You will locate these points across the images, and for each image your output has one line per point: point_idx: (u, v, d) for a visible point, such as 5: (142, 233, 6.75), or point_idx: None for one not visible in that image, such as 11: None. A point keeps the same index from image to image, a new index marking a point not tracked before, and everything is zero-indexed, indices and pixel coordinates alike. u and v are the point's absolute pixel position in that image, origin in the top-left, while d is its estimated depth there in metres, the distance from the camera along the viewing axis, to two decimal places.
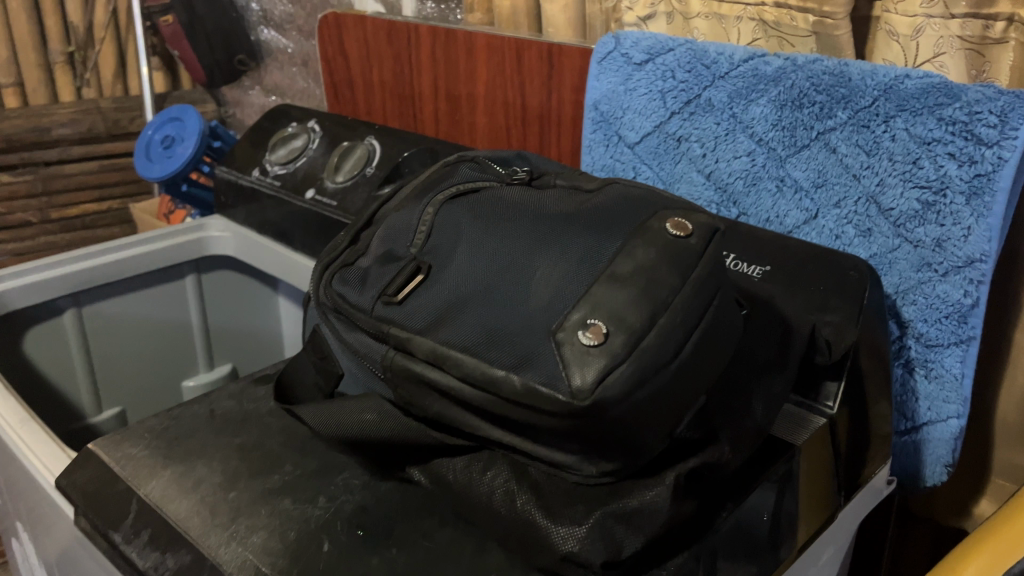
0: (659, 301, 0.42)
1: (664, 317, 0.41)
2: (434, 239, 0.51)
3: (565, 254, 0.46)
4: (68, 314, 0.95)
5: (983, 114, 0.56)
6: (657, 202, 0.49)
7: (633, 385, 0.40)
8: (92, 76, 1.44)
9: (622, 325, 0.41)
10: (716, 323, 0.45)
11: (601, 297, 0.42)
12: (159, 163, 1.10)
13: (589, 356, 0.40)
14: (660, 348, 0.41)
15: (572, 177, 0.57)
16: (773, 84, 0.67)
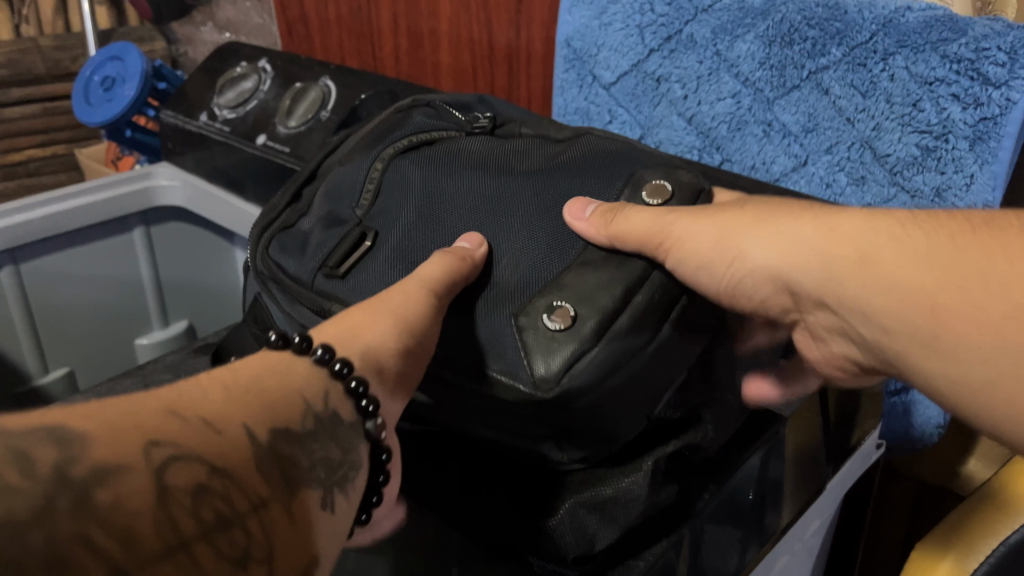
0: (635, 273, 0.40)
1: (643, 295, 0.39)
2: (382, 200, 0.46)
3: (533, 232, 0.42)
4: (3, 271, 0.88)
5: (991, 51, 0.50)
6: (629, 163, 0.45)
7: (607, 368, 0.37)
8: (31, 12, 1.37)
9: (592, 306, 0.38)
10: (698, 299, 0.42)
11: (571, 282, 0.40)
12: (99, 108, 1.02)
13: (557, 341, 0.37)
14: (636, 331, 0.38)
15: (538, 124, 0.52)
16: (761, 18, 0.61)
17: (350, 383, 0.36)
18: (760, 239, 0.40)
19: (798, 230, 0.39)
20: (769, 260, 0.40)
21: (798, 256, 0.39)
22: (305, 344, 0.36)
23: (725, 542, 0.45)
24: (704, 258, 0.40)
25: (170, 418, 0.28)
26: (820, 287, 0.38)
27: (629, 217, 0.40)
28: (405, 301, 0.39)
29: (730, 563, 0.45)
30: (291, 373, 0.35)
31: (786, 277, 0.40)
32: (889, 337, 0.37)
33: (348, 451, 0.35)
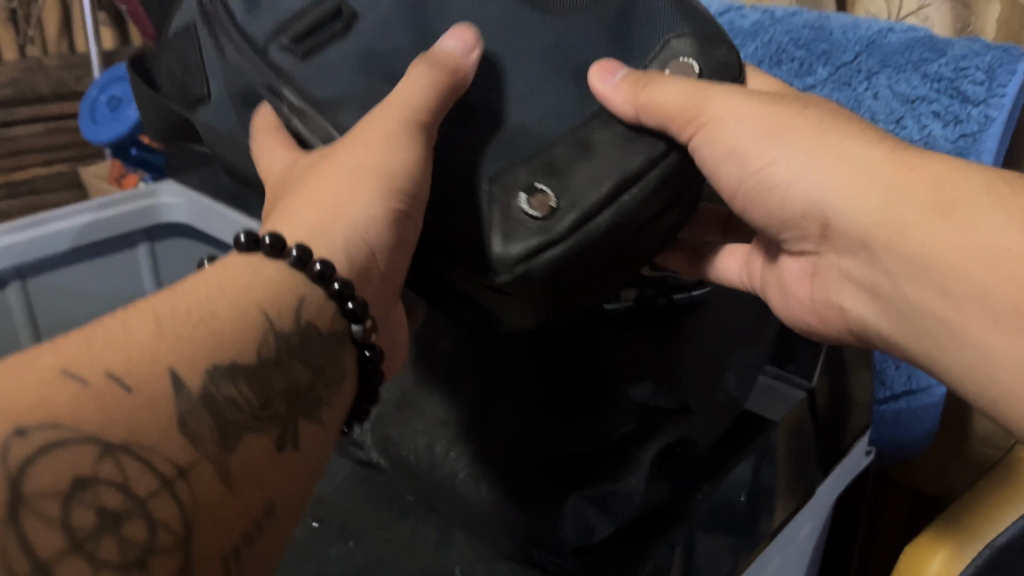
0: (628, 168, 0.38)
1: (629, 198, 0.37)
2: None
3: (531, 51, 0.42)
4: (12, 287, 0.89)
5: (970, 70, 0.53)
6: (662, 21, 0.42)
7: (563, 265, 0.37)
8: (36, 33, 1.37)
9: (575, 201, 0.37)
10: (676, 198, 0.40)
11: (557, 159, 0.39)
12: (105, 126, 1.04)
13: (523, 227, 0.37)
14: (611, 235, 0.38)
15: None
16: (750, 39, 0.63)
17: (331, 285, 0.34)
18: (809, 156, 0.37)
19: (853, 156, 0.36)
20: (817, 178, 0.37)
21: (857, 185, 0.35)
22: (277, 248, 0.34)
23: (718, 550, 0.46)
24: (731, 138, 0.39)
25: (61, 381, 0.26)
26: (873, 222, 0.35)
27: (661, 90, 0.38)
28: (386, 121, 0.38)
29: (725, 566, 0.46)
30: (262, 283, 0.33)
31: (833, 214, 0.37)
32: (941, 299, 0.33)
33: (330, 365, 0.34)
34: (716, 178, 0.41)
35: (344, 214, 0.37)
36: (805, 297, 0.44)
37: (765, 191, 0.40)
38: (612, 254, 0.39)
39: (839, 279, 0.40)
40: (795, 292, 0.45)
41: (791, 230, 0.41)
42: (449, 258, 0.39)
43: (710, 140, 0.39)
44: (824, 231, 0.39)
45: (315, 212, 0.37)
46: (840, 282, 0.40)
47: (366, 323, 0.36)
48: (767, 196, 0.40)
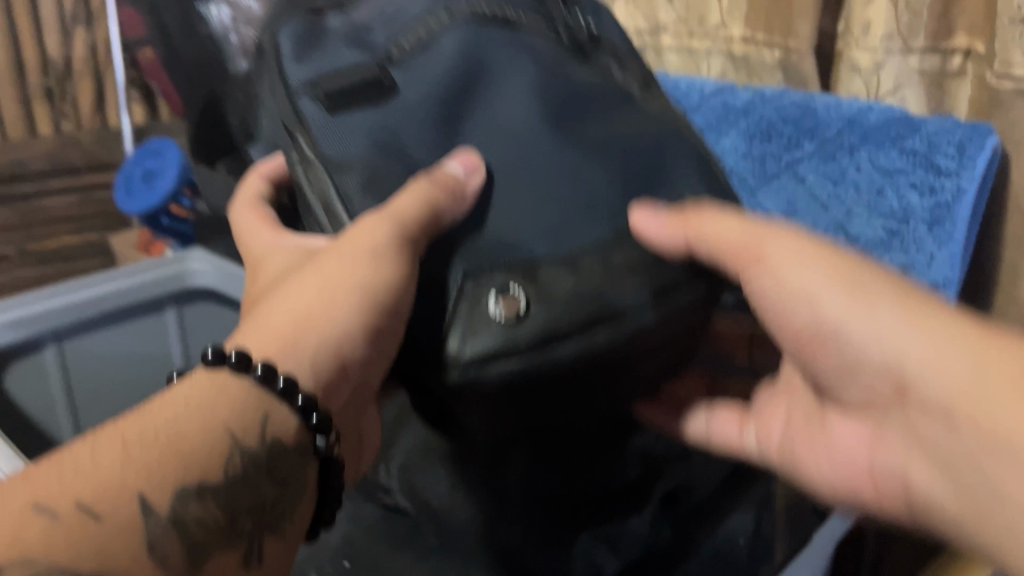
0: (610, 306, 0.41)
1: (604, 338, 0.40)
2: (415, 73, 0.48)
3: (544, 166, 0.46)
4: (49, 350, 0.92)
5: (942, 145, 0.58)
6: (661, 172, 0.49)
7: (528, 380, 0.40)
8: (71, 111, 1.49)
9: (544, 317, 0.40)
10: (676, 338, 0.44)
11: (548, 279, 0.42)
12: (138, 198, 1.10)
13: (488, 326, 0.40)
14: (568, 361, 0.40)
15: (614, 57, 0.57)
16: (742, 116, 0.68)
17: (296, 400, 0.39)
18: (900, 318, 0.39)
19: (926, 325, 0.39)
20: (882, 334, 0.40)
21: (939, 356, 0.38)
22: (244, 365, 0.38)
23: None
24: (784, 276, 0.43)
25: (34, 515, 0.30)
26: (955, 389, 0.37)
27: (713, 229, 0.44)
28: (377, 232, 0.41)
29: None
30: (230, 402, 0.37)
31: (911, 375, 0.39)
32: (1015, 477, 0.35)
33: (292, 476, 0.39)
34: (783, 321, 0.45)
35: (321, 320, 0.42)
36: (866, 456, 0.45)
37: (832, 345, 0.43)
38: (584, 381, 0.41)
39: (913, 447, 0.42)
40: (849, 447, 0.46)
41: (859, 383, 0.43)
42: (414, 367, 0.42)
43: (777, 276, 0.44)
44: (899, 391, 0.41)
45: (292, 316, 0.41)
46: (908, 448, 0.42)
47: (330, 436, 0.41)
48: (843, 356, 0.43)
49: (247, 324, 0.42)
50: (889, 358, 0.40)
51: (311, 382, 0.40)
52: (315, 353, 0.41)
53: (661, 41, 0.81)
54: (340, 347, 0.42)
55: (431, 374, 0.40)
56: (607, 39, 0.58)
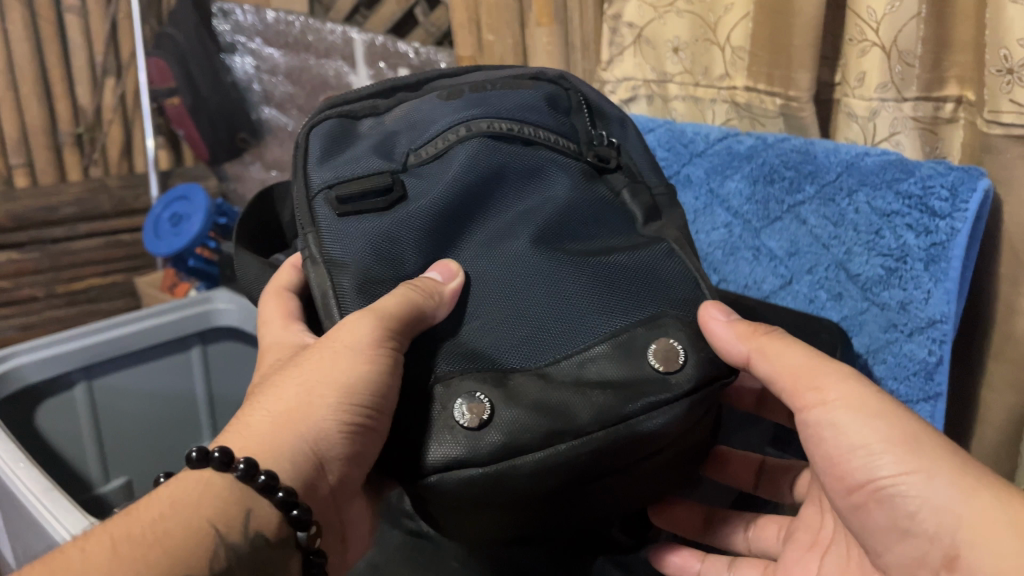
0: (575, 424, 0.42)
1: (568, 446, 0.41)
2: (426, 186, 0.51)
3: (528, 284, 0.48)
4: (79, 387, 0.94)
5: (936, 189, 0.61)
6: (653, 294, 0.49)
7: (500, 488, 0.42)
8: (100, 156, 1.55)
9: (508, 429, 0.42)
10: (663, 448, 0.44)
11: (520, 390, 0.44)
12: (165, 240, 1.15)
13: (452, 432, 0.42)
14: (533, 473, 0.41)
15: (630, 180, 0.57)
16: (745, 161, 0.72)
17: (277, 495, 0.41)
18: (958, 490, 0.40)
19: (979, 496, 0.39)
20: (931, 494, 0.40)
21: (993, 525, 0.38)
22: (226, 462, 0.41)
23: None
24: (842, 426, 0.43)
25: None
26: (1007, 564, 0.37)
27: (776, 353, 0.46)
28: (360, 329, 0.43)
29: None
30: (215, 499, 0.40)
31: (964, 550, 0.39)
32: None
33: (276, 568, 0.42)
34: (839, 475, 0.45)
35: (309, 417, 0.44)
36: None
37: (883, 502, 0.43)
38: (558, 490, 0.42)
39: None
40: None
41: (907, 541, 0.42)
42: (397, 464, 0.44)
43: (833, 426, 0.44)
44: (950, 565, 0.40)
45: (281, 413, 0.44)
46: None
47: (312, 529, 0.44)
48: (895, 517, 0.42)
49: (245, 412, 0.45)
50: (937, 523, 0.40)
51: (293, 477, 0.43)
52: (290, 466, 0.43)
53: (667, 89, 0.85)
54: (317, 444, 0.44)
55: (409, 477, 0.43)
56: (628, 162, 0.59)
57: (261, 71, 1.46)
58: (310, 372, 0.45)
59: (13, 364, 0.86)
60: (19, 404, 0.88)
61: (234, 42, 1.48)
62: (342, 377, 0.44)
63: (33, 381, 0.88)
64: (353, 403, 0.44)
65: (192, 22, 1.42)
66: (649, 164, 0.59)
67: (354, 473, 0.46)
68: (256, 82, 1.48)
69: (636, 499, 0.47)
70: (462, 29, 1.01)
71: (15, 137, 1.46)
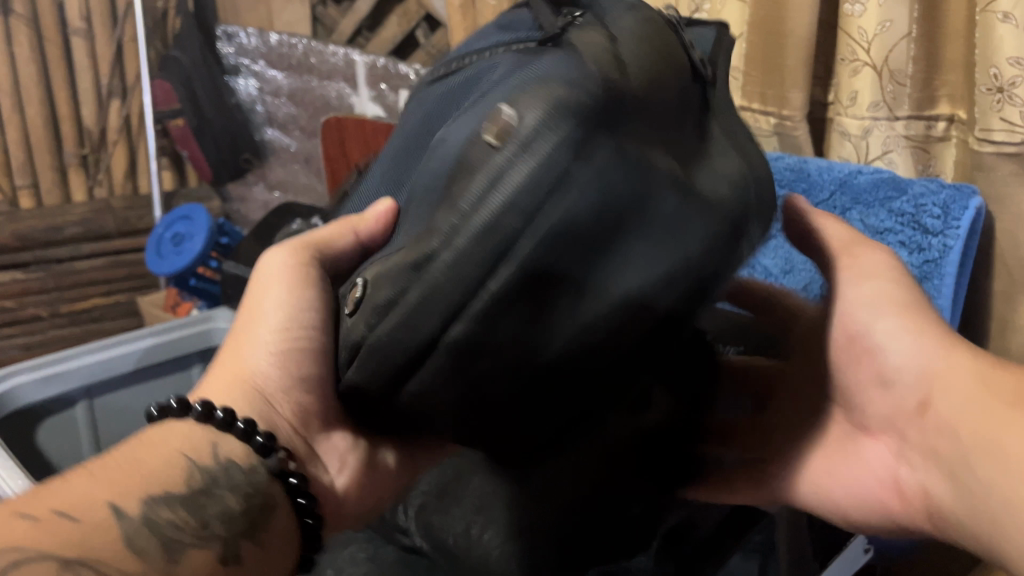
0: (420, 256, 0.32)
1: (424, 287, 0.32)
2: (394, 152, 0.48)
3: (423, 169, 0.37)
4: (80, 405, 0.94)
5: (928, 207, 0.61)
6: (534, 61, 0.33)
7: (423, 349, 0.34)
8: (105, 177, 1.57)
9: (371, 293, 0.35)
10: (572, 230, 0.31)
11: (389, 251, 0.36)
12: (167, 259, 1.16)
13: (349, 316, 0.37)
14: (404, 333, 0.34)
15: (593, 20, 0.36)
16: None
17: (238, 425, 0.41)
18: (938, 345, 0.41)
19: (953, 354, 0.41)
20: (916, 356, 0.41)
21: (961, 379, 0.39)
22: (182, 406, 0.40)
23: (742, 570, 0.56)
24: (845, 293, 0.45)
25: (14, 518, 0.32)
26: (963, 417, 0.39)
27: (831, 225, 0.48)
28: (278, 259, 0.46)
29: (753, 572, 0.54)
30: (178, 440, 0.39)
31: (935, 398, 0.40)
32: (1002, 479, 0.35)
33: (260, 491, 0.39)
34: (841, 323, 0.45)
35: (244, 359, 0.45)
36: (892, 479, 0.43)
37: (872, 357, 0.44)
38: (444, 340, 0.33)
39: (932, 470, 0.40)
40: (875, 472, 0.45)
41: (886, 392, 0.43)
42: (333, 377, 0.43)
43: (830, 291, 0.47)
44: (922, 410, 0.41)
45: (225, 368, 0.45)
46: (927, 463, 0.41)
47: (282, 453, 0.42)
48: (879, 368, 0.43)
49: (218, 362, 0.47)
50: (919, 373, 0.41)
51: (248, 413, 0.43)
52: (238, 399, 0.43)
53: None
54: (255, 382, 0.44)
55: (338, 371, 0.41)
56: (596, 4, 0.38)
57: (264, 94, 1.47)
58: (245, 322, 0.47)
59: (15, 382, 0.86)
60: (20, 423, 0.88)
61: (239, 64, 1.49)
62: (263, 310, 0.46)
63: (35, 400, 0.88)
64: (295, 335, 0.44)
65: (197, 46, 1.44)
66: (637, 23, 0.37)
67: (319, 407, 0.45)
68: (259, 103, 1.49)
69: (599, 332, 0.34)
70: None
71: (22, 158, 1.48)
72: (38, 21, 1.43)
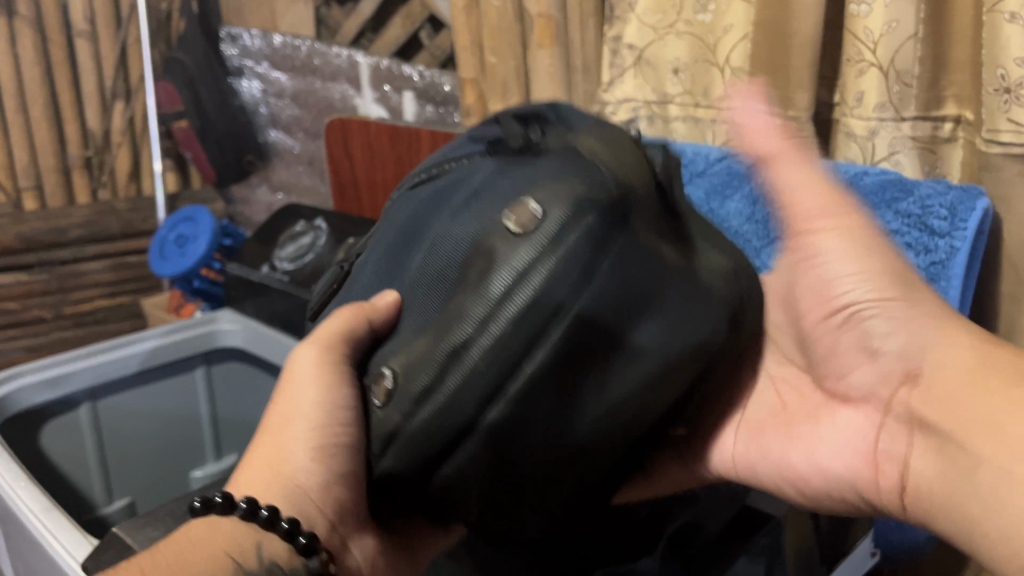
0: (454, 345, 0.38)
1: (460, 376, 0.38)
2: (382, 227, 0.54)
3: (429, 266, 0.42)
4: (83, 407, 0.94)
5: (935, 209, 0.61)
6: (534, 166, 0.41)
7: (463, 431, 0.39)
8: (109, 179, 1.57)
9: (408, 382, 0.40)
10: (586, 315, 0.37)
11: (408, 346, 0.41)
12: (171, 261, 1.16)
13: (382, 403, 0.42)
14: (446, 416, 0.39)
15: (560, 140, 0.43)
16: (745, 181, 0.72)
17: (279, 525, 0.43)
18: (933, 324, 0.42)
19: (945, 331, 0.41)
20: (913, 330, 0.42)
21: (954, 358, 0.40)
22: (227, 505, 0.43)
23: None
24: (828, 253, 0.45)
25: None
26: (960, 381, 0.39)
27: (785, 171, 0.45)
28: (305, 358, 0.47)
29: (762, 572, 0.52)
30: (225, 541, 0.42)
31: (925, 370, 0.41)
32: (998, 452, 0.36)
33: None
34: (822, 303, 0.46)
35: (283, 452, 0.46)
36: (866, 450, 0.43)
37: (860, 324, 0.44)
38: (483, 420, 0.38)
39: (920, 446, 0.41)
40: (849, 446, 0.44)
41: (875, 363, 0.44)
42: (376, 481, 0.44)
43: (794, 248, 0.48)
44: (909, 378, 0.42)
45: (267, 461, 0.46)
46: (910, 435, 0.41)
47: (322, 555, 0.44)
48: (867, 338, 0.44)
49: (250, 455, 0.48)
50: (918, 350, 0.42)
51: (290, 511, 0.45)
52: (277, 493, 0.45)
53: (669, 113, 0.85)
54: (294, 478, 0.45)
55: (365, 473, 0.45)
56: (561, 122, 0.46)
57: (268, 95, 1.47)
58: (277, 413, 0.48)
59: (15, 386, 0.86)
60: (21, 426, 0.88)
61: (242, 66, 1.50)
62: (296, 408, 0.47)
63: (36, 403, 0.88)
64: (331, 433, 0.45)
65: (201, 47, 1.44)
66: (593, 126, 0.44)
67: (355, 504, 0.46)
68: (263, 105, 1.50)
69: (603, 418, 0.40)
70: (466, 51, 1.02)
71: (26, 160, 1.47)
72: (43, 22, 1.43)
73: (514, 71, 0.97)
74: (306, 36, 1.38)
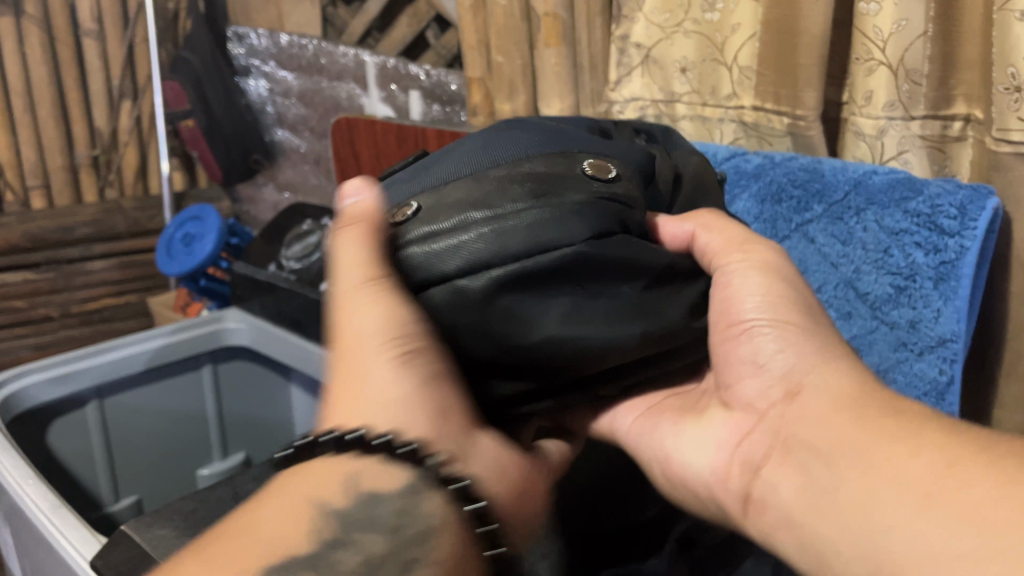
0: (480, 216, 0.41)
1: (479, 232, 0.41)
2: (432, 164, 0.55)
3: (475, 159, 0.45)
4: (90, 405, 0.94)
5: (944, 207, 0.60)
6: (593, 142, 0.48)
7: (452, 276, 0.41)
8: (115, 178, 1.59)
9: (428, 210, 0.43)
10: (589, 257, 0.40)
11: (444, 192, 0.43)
12: (177, 259, 1.16)
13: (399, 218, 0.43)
14: (443, 259, 0.41)
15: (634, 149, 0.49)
16: (754, 180, 0.71)
17: (368, 445, 0.40)
18: (823, 355, 0.40)
19: (829, 363, 0.39)
20: (805, 362, 0.40)
21: (826, 396, 0.38)
22: (313, 441, 0.40)
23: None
24: (740, 280, 0.44)
25: None
26: (837, 408, 0.37)
27: (718, 227, 0.46)
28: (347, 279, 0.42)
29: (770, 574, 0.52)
30: (312, 480, 0.39)
31: (806, 388, 0.39)
32: (869, 480, 0.33)
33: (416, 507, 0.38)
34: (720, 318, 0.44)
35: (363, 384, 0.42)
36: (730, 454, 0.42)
37: (750, 340, 0.42)
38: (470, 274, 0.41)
39: (781, 463, 0.38)
40: (715, 442, 0.43)
41: (758, 376, 0.41)
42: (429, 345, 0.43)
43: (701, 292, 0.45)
44: (789, 396, 0.40)
45: (351, 396, 0.42)
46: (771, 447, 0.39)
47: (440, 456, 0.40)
48: (755, 350, 0.42)
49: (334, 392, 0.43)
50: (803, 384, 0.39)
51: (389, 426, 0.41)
52: (373, 417, 0.41)
53: (676, 112, 0.85)
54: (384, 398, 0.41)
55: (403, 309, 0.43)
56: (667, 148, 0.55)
57: (274, 94, 1.48)
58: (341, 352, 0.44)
59: (21, 385, 0.86)
60: (28, 425, 0.88)
61: (249, 65, 1.50)
62: (354, 334, 0.42)
63: (43, 402, 0.88)
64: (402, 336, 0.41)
65: (207, 46, 1.45)
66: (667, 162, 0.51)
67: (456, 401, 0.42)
68: (269, 104, 1.50)
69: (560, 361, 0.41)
70: (472, 51, 1.02)
71: (33, 160, 1.48)
72: (51, 22, 1.44)
73: (520, 69, 0.97)
74: (313, 35, 1.38)
